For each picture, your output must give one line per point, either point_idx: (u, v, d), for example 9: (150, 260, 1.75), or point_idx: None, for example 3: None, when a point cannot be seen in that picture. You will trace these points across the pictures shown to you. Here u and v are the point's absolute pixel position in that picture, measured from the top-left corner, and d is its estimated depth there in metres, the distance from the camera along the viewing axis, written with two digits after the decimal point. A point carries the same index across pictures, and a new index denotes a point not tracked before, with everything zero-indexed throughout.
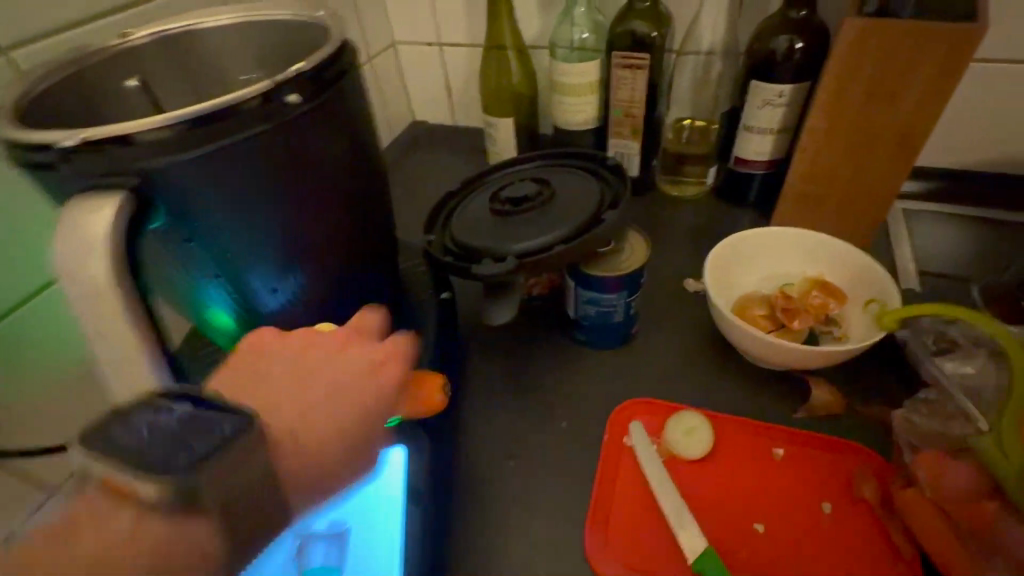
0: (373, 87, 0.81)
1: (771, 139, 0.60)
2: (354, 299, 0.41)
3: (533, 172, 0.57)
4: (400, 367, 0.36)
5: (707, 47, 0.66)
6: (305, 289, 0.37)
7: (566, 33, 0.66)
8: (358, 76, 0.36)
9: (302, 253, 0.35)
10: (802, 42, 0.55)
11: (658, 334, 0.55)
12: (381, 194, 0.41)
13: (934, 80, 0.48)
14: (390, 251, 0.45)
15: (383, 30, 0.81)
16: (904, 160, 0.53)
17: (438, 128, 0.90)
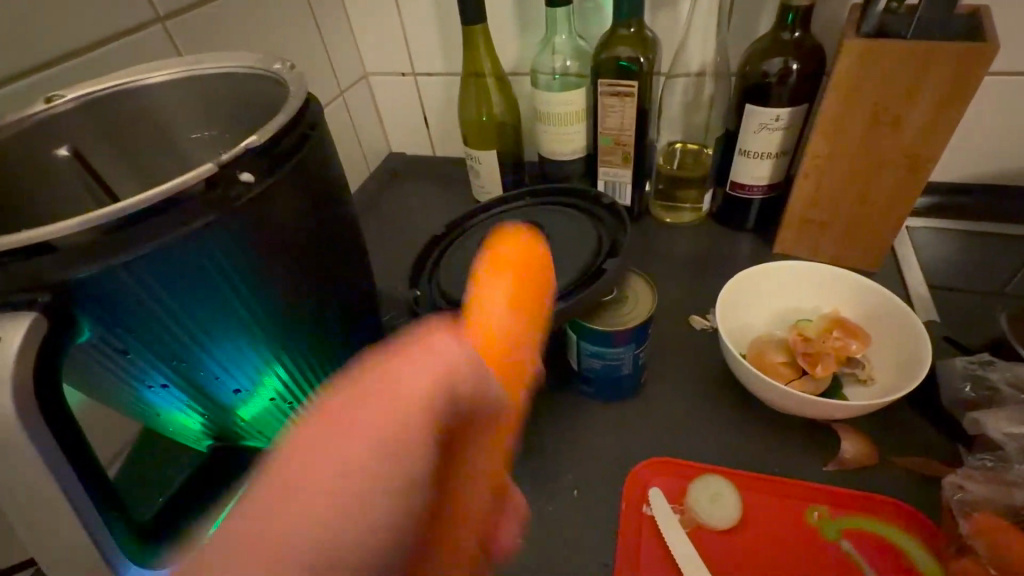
0: (345, 122, 0.76)
1: (769, 163, 0.57)
2: (322, 371, 0.38)
3: (519, 211, 0.53)
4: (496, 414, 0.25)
5: (695, 68, 0.62)
6: (264, 371, 0.34)
7: (547, 62, 0.63)
8: (322, 137, 0.33)
9: (261, 332, 0.32)
10: (797, 63, 0.52)
11: (667, 380, 0.51)
12: (352, 254, 0.37)
13: (937, 103, 0.46)
14: (365, 316, 0.41)
15: (353, 62, 0.77)
16: (912, 184, 0.51)
17: (418, 159, 0.86)
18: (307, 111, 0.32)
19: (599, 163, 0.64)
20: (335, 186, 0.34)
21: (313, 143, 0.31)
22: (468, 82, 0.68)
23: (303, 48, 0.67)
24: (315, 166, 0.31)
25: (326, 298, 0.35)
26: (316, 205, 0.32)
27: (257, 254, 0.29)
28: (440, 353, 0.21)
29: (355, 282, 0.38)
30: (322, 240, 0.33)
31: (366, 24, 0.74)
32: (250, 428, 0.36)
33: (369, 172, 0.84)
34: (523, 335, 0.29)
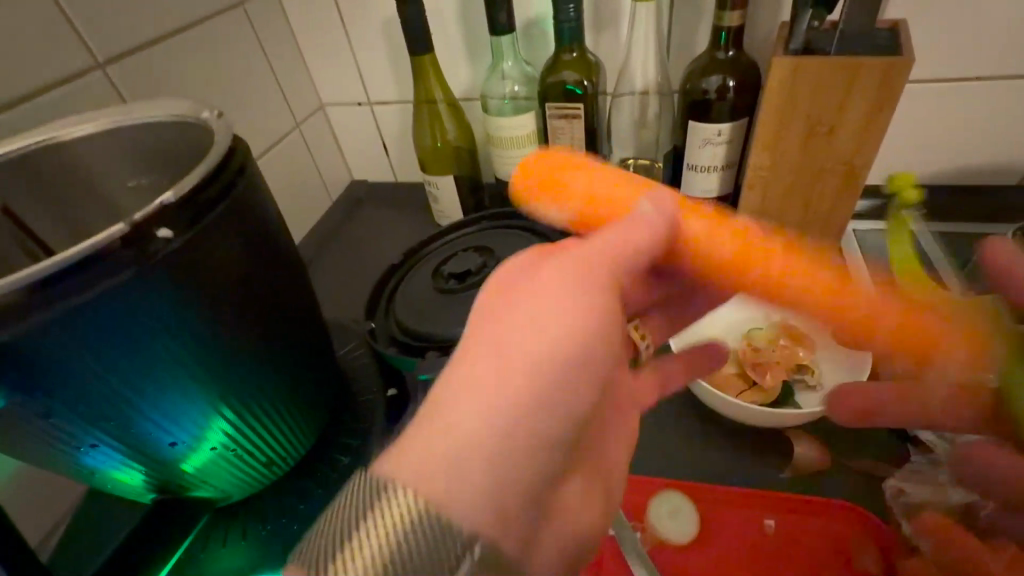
0: (304, 153, 0.77)
1: (715, 176, 0.58)
2: (272, 415, 0.37)
3: (473, 237, 0.54)
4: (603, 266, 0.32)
5: (640, 86, 0.64)
6: (207, 422, 0.33)
7: (496, 86, 0.64)
8: (254, 180, 0.32)
9: (200, 383, 0.31)
10: (734, 80, 0.54)
11: None
12: (297, 294, 0.37)
13: (867, 113, 0.48)
14: (314, 354, 0.40)
15: (308, 95, 0.77)
16: (851, 191, 0.53)
17: (381, 186, 0.86)
18: (235, 157, 0.32)
19: None
20: (270, 228, 0.34)
21: (241, 189, 0.31)
22: (421, 110, 0.69)
23: (255, 84, 0.68)
24: (245, 213, 0.31)
25: (270, 342, 0.35)
26: (250, 251, 0.32)
27: (185, 307, 0.29)
28: (614, 247, 0.32)
29: (302, 322, 0.38)
30: (259, 284, 0.33)
31: (319, 56, 0.75)
32: (197, 478, 0.36)
33: (332, 202, 0.84)
34: (698, 245, 0.34)
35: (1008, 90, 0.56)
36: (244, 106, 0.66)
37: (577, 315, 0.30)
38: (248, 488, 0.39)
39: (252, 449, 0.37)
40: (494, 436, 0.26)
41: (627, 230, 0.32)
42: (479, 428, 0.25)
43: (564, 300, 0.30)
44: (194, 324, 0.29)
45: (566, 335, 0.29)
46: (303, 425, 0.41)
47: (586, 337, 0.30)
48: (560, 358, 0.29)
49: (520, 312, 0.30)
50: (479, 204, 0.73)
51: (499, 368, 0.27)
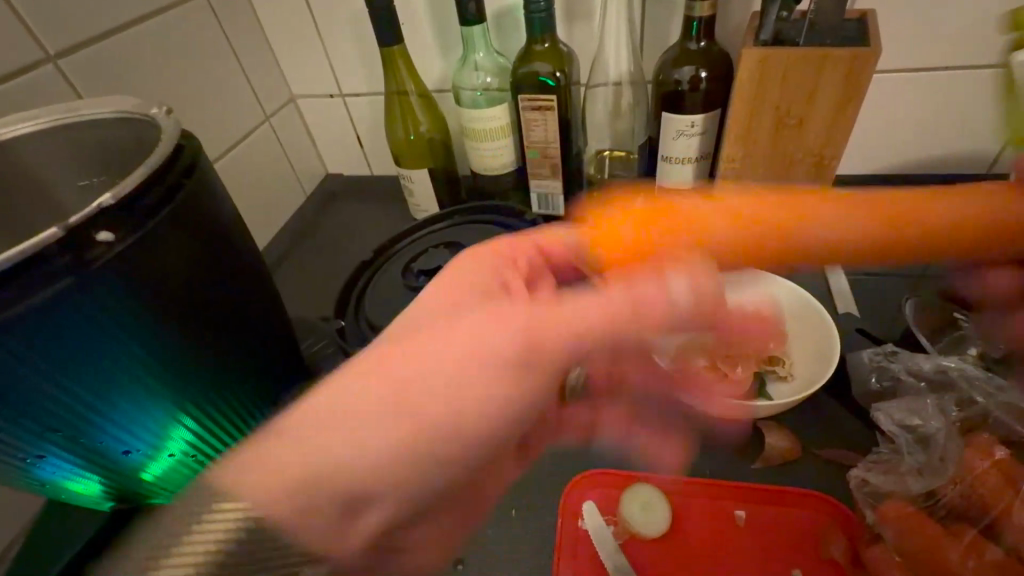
0: (275, 147, 0.75)
1: (690, 168, 0.58)
2: (234, 418, 0.37)
3: (445, 231, 0.53)
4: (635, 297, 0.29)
5: (614, 77, 0.63)
6: (166, 429, 0.33)
7: (469, 78, 0.63)
8: (206, 179, 0.31)
9: (156, 389, 0.31)
10: (706, 71, 0.54)
11: None
12: (259, 296, 0.37)
13: (836, 104, 0.48)
14: (279, 354, 0.40)
15: (277, 86, 0.75)
16: (822, 182, 0.53)
17: (355, 179, 0.85)
18: (184, 157, 0.31)
19: (529, 176, 0.65)
20: (228, 228, 0.33)
21: (192, 190, 0.30)
22: (392, 101, 0.68)
23: (220, 76, 0.66)
24: (197, 214, 0.30)
25: (231, 346, 0.34)
26: (206, 254, 0.31)
27: (136, 313, 0.28)
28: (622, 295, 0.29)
29: (266, 324, 0.38)
30: (218, 288, 0.32)
31: (287, 47, 0.73)
32: (159, 484, 0.35)
33: (306, 196, 0.82)
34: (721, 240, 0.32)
35: (967, 79, 0.56)
36: (210, 100, 0.64)
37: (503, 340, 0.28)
38: None
39: (216, 453, 0.37)
40: (385, 431, 0.25)
41: (624, 297, 0.29)
42: (390, 408, 0.26)
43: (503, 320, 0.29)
44: (147, 329, 0.29)
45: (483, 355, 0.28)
46: (270, 427, 0.40)
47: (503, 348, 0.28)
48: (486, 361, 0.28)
49: (449, 328, 0.28)
50: (455, 198, 0.72)
51: (432, 375, 0.27)
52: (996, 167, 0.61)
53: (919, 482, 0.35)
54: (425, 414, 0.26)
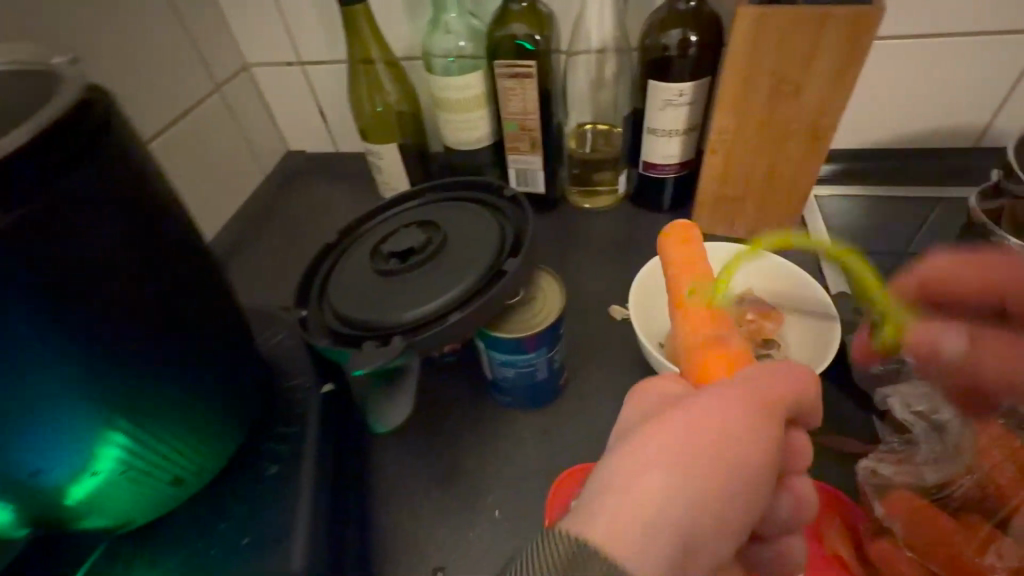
0: (228, 121, 0.68)
1: (677, 141, 0.55)
2: (175, 426, 0.32)
3: (416, 210, 0.49)
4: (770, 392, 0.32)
5: (596, 44, 0.59)
6: (88, 440, 0.28)
7: (439, 43, 0.58)
8: (100, 142, 0.26)
9: (78, 384, 0.27)
10: (696, 35, 0.50)
11: (589, 380, 0.48)
12: (195, 280, 0.33)
13: (835, 71, 0.45)
14: (226, 350, 0.35)
15: (229, 53, 0.68)
16: (816, 154, 0.50)
17: (320, 157, 0.79)
18: (97, 113, 0.26)
19: (507, 151, 0.60)
20: (151, 198, 0.29)
21: (102, 152, 0.26)
22: (357, 71, 0.63)
23: (162, 39, 0.59)
24: (110, 181, 0.27)
25: (166, 337, 0.30)
26: (121, 225, 0.28)
27: (42, 289, 0.25)
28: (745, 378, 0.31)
29: (208, 315, 0.33)
30: (144, 266, 0.29)
31: (238, 9, 0.66)
32: (87, 505, 0.30)
33: (265, 175, 0.76)
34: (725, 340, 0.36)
35: (962, 48, 0.54)
36: (151, 67, 0.58)
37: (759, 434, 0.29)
38: (154, 510, 0.34)
39: (156, 467, 0.32)
40: (678, 496, 0.27)
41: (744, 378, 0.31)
42: (662, 489, 0.27)
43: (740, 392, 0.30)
44: (54, 309, 0.25)
45: (742, 444, 0.29)
46: (223, 435, 0.36)
47: (765, 441, 0.29)
48: (748, 458, 0.29)
49: (704, 403, 0.29)
50: (427, 175, 0.67)
51: (690, 457, 0.28)
52: (985, 140, 0.60)
53: (933, 474, 0.34)
54: (703, 499, 0.27)
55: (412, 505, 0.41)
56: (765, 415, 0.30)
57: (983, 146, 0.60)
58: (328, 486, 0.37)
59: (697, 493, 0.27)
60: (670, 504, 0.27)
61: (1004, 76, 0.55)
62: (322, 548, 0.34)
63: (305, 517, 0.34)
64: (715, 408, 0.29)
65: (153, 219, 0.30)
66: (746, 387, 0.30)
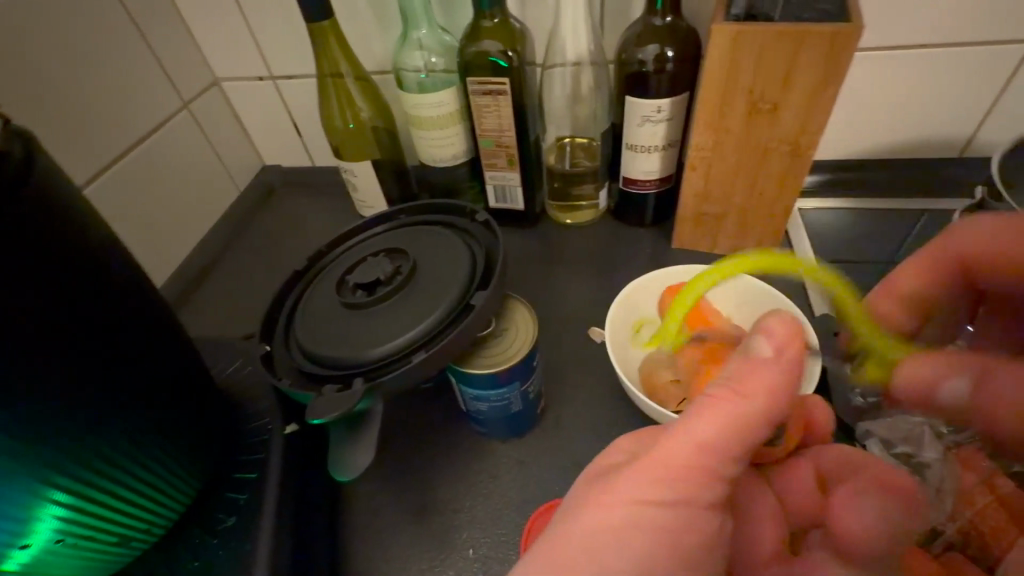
0: (198, 138, 0.66)
1: (657, 157, 0.53)
2: (121, 481, 0.31)
3: (385, 237, 0.47)
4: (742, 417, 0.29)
5: (572, 57, 0.57)
6: (24, 508, 0.27)
7: (411, 58, 0.56)
8: (19, 194, 0.25)
9: (5, 464, 0.25)
10: (672, 49, 0.49)
11: (568, 407, 0.47)
12: (140, 325, 0.31)
13: (812, 88, 0.43)
14: (175, 395, 0.34)
15: (197, 68, 0.66)
16: (796, 172, 0.48)
17: (295, 171, 0.77)
18: (13, 162, 0.25)
19: (484, 168, 0.58)
20: (85, 241, 0.28)
21: (27, 199, 0.25)
22: (326, 85, 0.60)
23: (128, 58, 0.57)
24: (34, 231, 0.25)
25: (106, 392, 0.29)
26: (51, 277, 0.26)
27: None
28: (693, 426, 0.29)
29: (152, 362, 0.32)
30: (78, 324, 0.27)
31: (205, 22, 0.64)
32: None
33: (240, 191, 0.74)
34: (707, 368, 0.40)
35: (937, 60, 0.53)
36: (115, 86, 0.56)
37: (688, 493, 0.29)
38: (99, 572, 0.32)
39: (99, 530, 0.31)
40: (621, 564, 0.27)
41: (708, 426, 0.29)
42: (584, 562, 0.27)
43: (677, 449, 0.29)
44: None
45: (678, 503, 0.28)
46: (174, 486, 0.34)
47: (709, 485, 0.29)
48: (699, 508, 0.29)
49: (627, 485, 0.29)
50: (404, 191, 0.65)
51: (622, 534, 0.28)
52: (969, 151, 0.59)
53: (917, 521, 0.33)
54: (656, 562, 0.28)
55: (382, 547, 0.39)
56: (705, 461, 0.29)
57: (967, 156, 0.59)
58: (289, 534, 0.35)
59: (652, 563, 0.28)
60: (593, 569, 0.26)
61: (986, 87, 0.54)
62: None
63: (263, 569, 0.33)
64: (643, 472, 0.29)
65: (86, 269, 0.28)
66: (678, 449, 0.29)
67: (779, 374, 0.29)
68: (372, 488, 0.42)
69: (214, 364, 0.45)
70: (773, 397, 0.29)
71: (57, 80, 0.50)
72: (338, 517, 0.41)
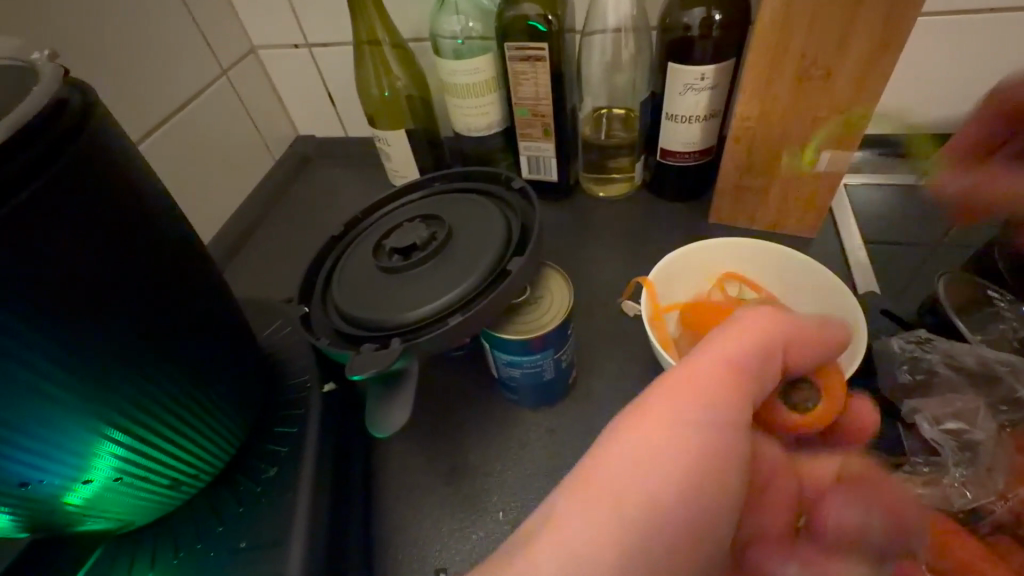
0: (235, 106, 0.67)
1: (698, 128, 0.52)
2: (171, 428, 0.32)
3: (421, 203, 0.47)
4: (702, 371, 0.29)
5: (613, 23, 0.56)
6: (82, 449, 0.28)
7: (448, 24, 0.55)
8: (73, 146, 0.25)
9: (67, 403, 0.26)
10: (720, 12, 0.46)
11: (601, 380, 0.46)
12: (188, 280, 0.32)
13: (869, 53, 0.41)
14: (220, 349, 0.35)
15: (234, 36, 0.67)
16: (847, 144, 0.46)
17: (329, 142, 0.77)
18: (65, 116, 0.26)
19: (519, 138, 0.58)
20: (136, 192, 0.29)
21: (81, 147, 0.26)
22: (362, 52, 0.61)
23: (169, 23, 0.58)
24: (88, 183, 0.26)
25: (161, 342, 0.30)
26: (107, 227, 0.27)
27: (27, 311, 0.23)
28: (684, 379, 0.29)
29: (200, 315, 0.33)
30: (130, 272, 0.28)
31: None
32: (83, 510, 0.30)
33: (275, 161, 0.75)
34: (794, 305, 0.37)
35: (1005, 25, 0.50)
36: (156, 51, 0.57)
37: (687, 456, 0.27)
38: (152, 513, 0.34)
39: (151, 473, 0.32)
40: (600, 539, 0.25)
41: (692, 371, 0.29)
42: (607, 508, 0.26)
43: (666, 409, 0.28)
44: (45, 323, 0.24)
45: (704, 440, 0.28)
46: (218, 436, 0.36)
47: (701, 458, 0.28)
48: (675, 453, 0.27)
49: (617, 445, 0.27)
50: (437, 161, 0.65)
51: (633, 462, 0.27)
52: None
53: (965, 500, 0.33)
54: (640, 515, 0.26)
55: (414, 505, 0.40)
56: (693, 420, 0.28)
57: None
58: (327, 490, 0.36)
59: (687, 484, 0.27)
60: (601, 529, 0.25)
61: None
62: (320, 545, 0.34)
63: (306, 517, 0.34)
64: (644, 430, 0.28)
65: (138, 221, 0.29)
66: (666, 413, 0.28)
67: (749, 339, 0.30)
68: (404, 449, 0.43)
69: (255, 324, 0.47)
70: (770, 343, 0.30)
71: (103, 45, 0.51)
72: (372, 477, 0.42)
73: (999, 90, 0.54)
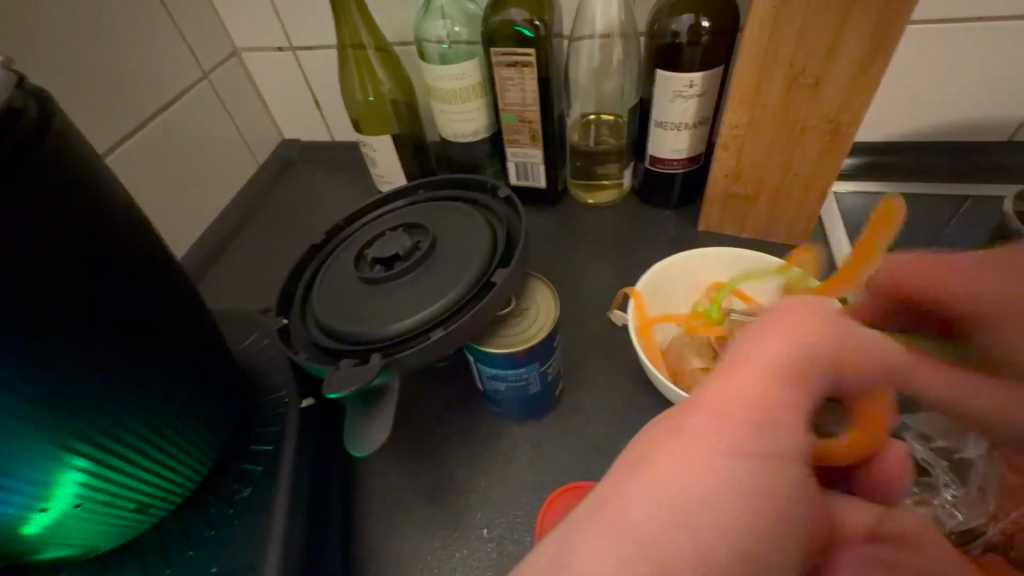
0: (217, 110, 0.65)
1: (686, 135, 0.51)
2: (139, 450, 0.31)
3: (405, 211, 0.46)
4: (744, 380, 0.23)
5: (601, 29, 0.55)
6: (41, 477, 0.27)
7: (433, 28, 0.55)
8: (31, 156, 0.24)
9: (25, 430, 0.25)
10: (709, 19, 0.46)
11: (587, 392, 0.45)
12: (159, 295, 0.31)
13: (858, 62, 0.40)
14: (193, 365, 0.34)
15: (217, 39, 0.65)
16: (836, 153, 0.46)
17: (314, 146, 0.76)
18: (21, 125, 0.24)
19: (506, 144, 0.57)
20: (102, 203, 0.27)
21: (41, 157, 0.24)
22: (346, 56, 0.60)
23: (148, 25, 0.56)
24: (48, 196, 0.24)
25: (128, 363, 0.29)
26: (69, 244, 0.25)
27: None
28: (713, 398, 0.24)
29: (171, 331, 0.32)
30: (94, 291, 0.26)
31: None
32: (44, 537, 0.29)
33: (258, 165, 0.73)
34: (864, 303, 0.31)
35: (992, 34, 0.50)
36: (135, 55, 0.55)
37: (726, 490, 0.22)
38: (119, 537, 0.33)
39: (117, 496, 0.31)
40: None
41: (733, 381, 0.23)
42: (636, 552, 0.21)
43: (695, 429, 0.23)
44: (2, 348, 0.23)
45: (747, 467, 0.23)
46: (190, 455, 0.34)
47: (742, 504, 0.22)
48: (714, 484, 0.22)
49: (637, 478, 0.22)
50: (423, 167, 0.64)
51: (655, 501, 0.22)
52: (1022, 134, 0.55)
53: (954, 519, 0.32)
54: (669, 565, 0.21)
55: (395, 523, 0.39)
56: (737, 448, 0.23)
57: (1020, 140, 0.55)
58: (303, 510, 0.35)
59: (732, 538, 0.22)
60: None
61: None
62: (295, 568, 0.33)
63: (281, 539, 0.33)
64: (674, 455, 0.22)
65: (104, 234, 0.27)
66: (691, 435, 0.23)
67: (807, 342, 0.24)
68: (385, 464, 0.42)
69: (233, 336, 0.46)
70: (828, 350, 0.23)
71: (79, 48, 0.50)
72: (351, 493, 0.41)
73: (986, 98, 0.54)
